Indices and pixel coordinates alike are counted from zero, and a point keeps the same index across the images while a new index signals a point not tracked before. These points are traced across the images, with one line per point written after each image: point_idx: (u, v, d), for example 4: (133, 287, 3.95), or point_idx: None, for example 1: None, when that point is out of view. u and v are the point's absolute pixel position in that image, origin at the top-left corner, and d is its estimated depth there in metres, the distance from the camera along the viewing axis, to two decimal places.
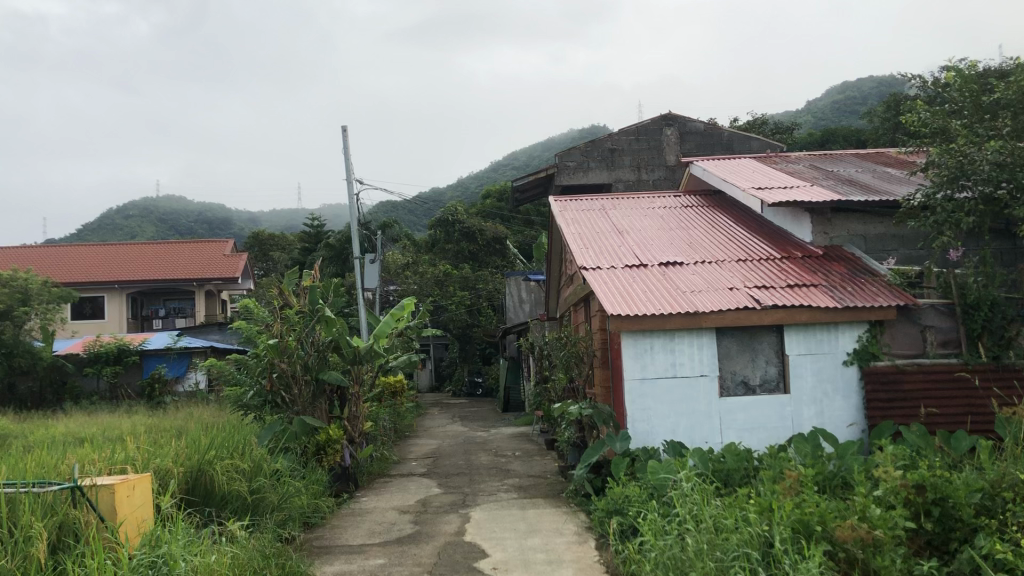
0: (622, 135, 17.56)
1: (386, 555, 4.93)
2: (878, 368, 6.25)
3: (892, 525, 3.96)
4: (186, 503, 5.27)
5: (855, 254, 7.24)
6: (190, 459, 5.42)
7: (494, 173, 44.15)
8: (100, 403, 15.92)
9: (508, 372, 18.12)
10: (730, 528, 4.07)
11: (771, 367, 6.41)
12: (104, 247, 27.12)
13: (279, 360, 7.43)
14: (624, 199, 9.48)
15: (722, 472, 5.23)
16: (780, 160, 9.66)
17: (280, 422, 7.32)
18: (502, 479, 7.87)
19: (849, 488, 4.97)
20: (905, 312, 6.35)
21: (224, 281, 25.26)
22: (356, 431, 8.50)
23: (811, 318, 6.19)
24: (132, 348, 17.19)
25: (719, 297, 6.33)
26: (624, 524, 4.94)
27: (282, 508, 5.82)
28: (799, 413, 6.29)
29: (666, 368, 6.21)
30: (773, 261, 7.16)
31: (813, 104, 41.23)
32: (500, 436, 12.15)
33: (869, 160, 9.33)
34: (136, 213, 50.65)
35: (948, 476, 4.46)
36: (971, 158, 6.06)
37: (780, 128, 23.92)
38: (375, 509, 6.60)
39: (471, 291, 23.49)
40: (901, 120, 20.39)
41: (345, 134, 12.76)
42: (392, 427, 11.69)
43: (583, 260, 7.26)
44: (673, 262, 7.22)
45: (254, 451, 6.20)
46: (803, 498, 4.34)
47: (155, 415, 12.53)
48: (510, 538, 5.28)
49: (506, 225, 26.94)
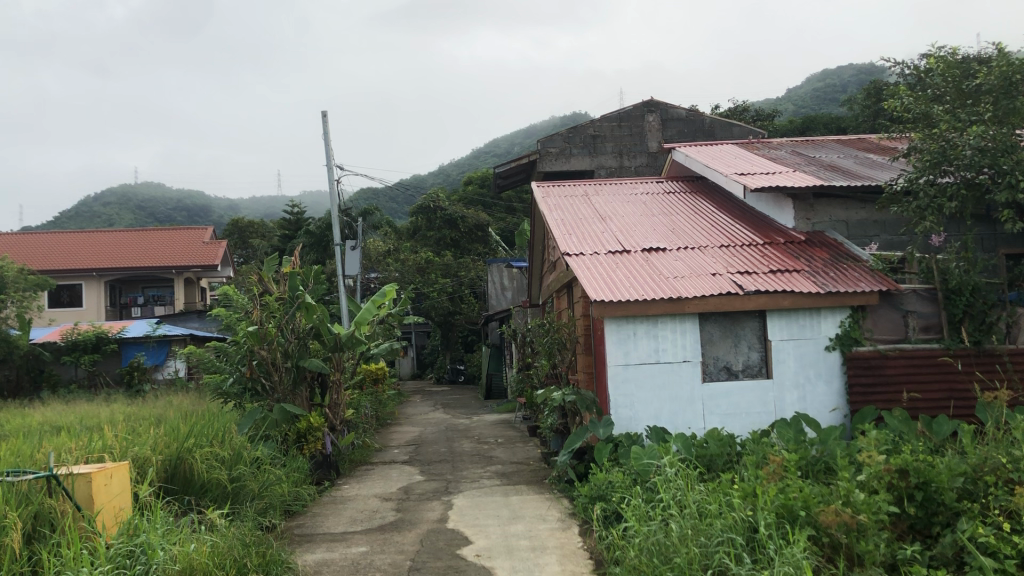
0: (604, 121, 17.52)
1: (369, 543, 4.89)
2: (860, 353, 6.25)
3: (875, 510, 3.97)
4: (165, 492, 5.20)
5: (838, 240, 7.24)
6: (169, 448, 5.35)
7: (476, 160, 43.99)
8: (77, 392, 15.75)
9: (490, 359, 18.11)
10: (714, 513, 4.06)
11: (754, 353, 6.40)
12: (81, 235, 26.81)
13: (260, 347, 7.35)
14: (607, 185, 9.45)
15: (705, 457, 5.22)
16: (763, 146, 9.64)
17: (261, 409, 7.26)
18: (485, 466, 7.84)
19: (832, 474, 4.97)
20: (887, 297, 6.36)
21: (204, 268, 25.05)
22: (337, 419, 8.44)
23: (794, 303, 6.18)
24: (110, 337, 17.03)
25: (702, 283, 6.31)
26: (607, 510, 4.91)
27: (263, 497, 5.76)
28: (782, 398, 6.29)
29: (649, 354, 6.19)
30: (756, 247, 7.15)
31: (793, 92, 41.43)
32: (482, 424, 12.13)
33: (852, 146, 9.34)
34: (114, 200, 50.10)
35: (931, 460, 4.46)
36: (954, 144, 6.07)
37: (761, 115, 24.00)
38: (357, 497, 6.56)
39: (452, 278, 23.42)
40: (882, 108, 20.46)
41: (324, 119, 12.64)
42: (374, 414, 11.65)
43: (566, 246, 7.22)
44: (656, 248, 7.19)
45: (235, 439, 6.13)
46: (786, 483, 4.33)
47: (135, 403, 12.44)
48: (493, 524, 5.26)
49: (488, 212, 26.88)
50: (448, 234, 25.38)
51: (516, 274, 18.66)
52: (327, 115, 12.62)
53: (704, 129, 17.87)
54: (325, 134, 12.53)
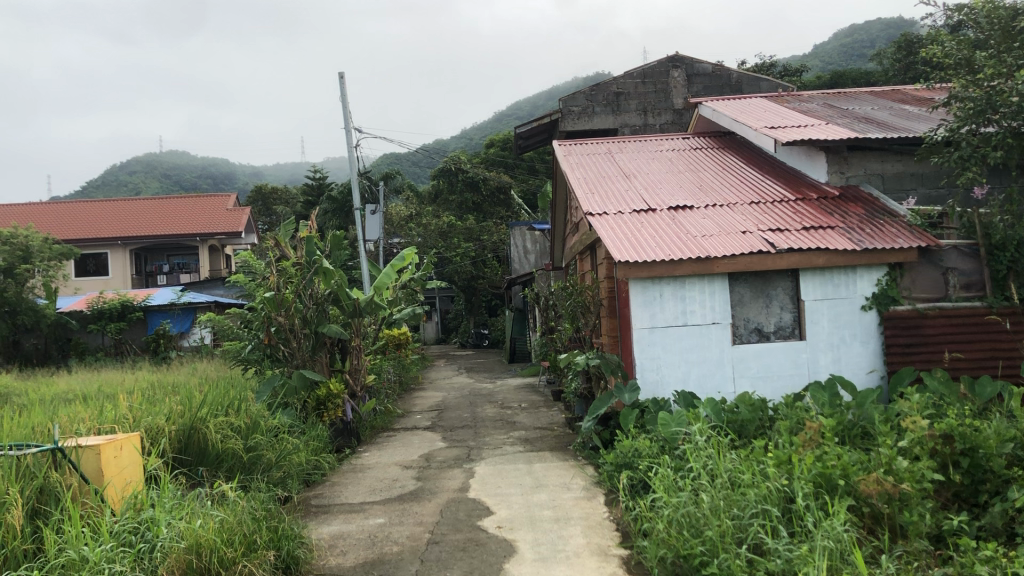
0: (628, 78, 17.14)
1: (386, 514, 4.73)
2: (898, 312, 5.98)
3: (919, 478, 3.75)
4: (178, 463, 5.07)
5: (873, 195, 6.94)
6: (183, 417, 5.21)
7: (498, 123, 43.59)
8: (104, 360, 15.78)
9: (514, 323, 17.95)
10: (747, 483, 3.85)
11: (786, 314, 6.15)
12: (104, 203, 26.82)
13: (277, 314, 7.19)
14: (631, 142, 9.16)
15: (735, 423, 5.01)
16: (793, 99, 9.29)
17: (279, 376, 7.12)
18: (509, 432, 7.67)
19: (870, 439, 4.74)
20: (927, 254, 6.05)
21: (228, 235, 25.01)
22: (357, 385, 8.29)
23: (829, 260, 5.91)
24: (135, 305, 17.03)
25: (731, 241, 6.04)
26: (634, 478, 4.70)
27: (280, 467, 5.62)
28: (816, 360, 6.04)
29: (677, 316, 5.96)
30: (788, 203, 6.86)
31: (820, 48, 40.67)
32: (506, 388, 11.96)
33: (886, 97, 8.97)
34: (139, 170, 50.22)
35: (977, 424, 4.21)
36: (1000, 89, 5.72)
37: (789, 71, 23.50)
38: (377, 465, 6.42)
39: (476, 242, 23.19)
40: (915, 59, 19.89)
41: (342, 80, 12.39)
42: (396, 379, 11.53)
43: (588, 206, 6.96)
44: (683, 206, 6.92)
45: (251, 407, 5.99)
46: (824, 450, 4.10)
47: (159, 371, 12.40)
48: (516, 494, 5.08)
49: (511, 175, 26.58)
50: (470, 198, 25.22)
51: (539, 237, 18.43)
52: (344, 76, 12.37)
53: (730, 84, 17.45)
54: (343, 96, 12.28)
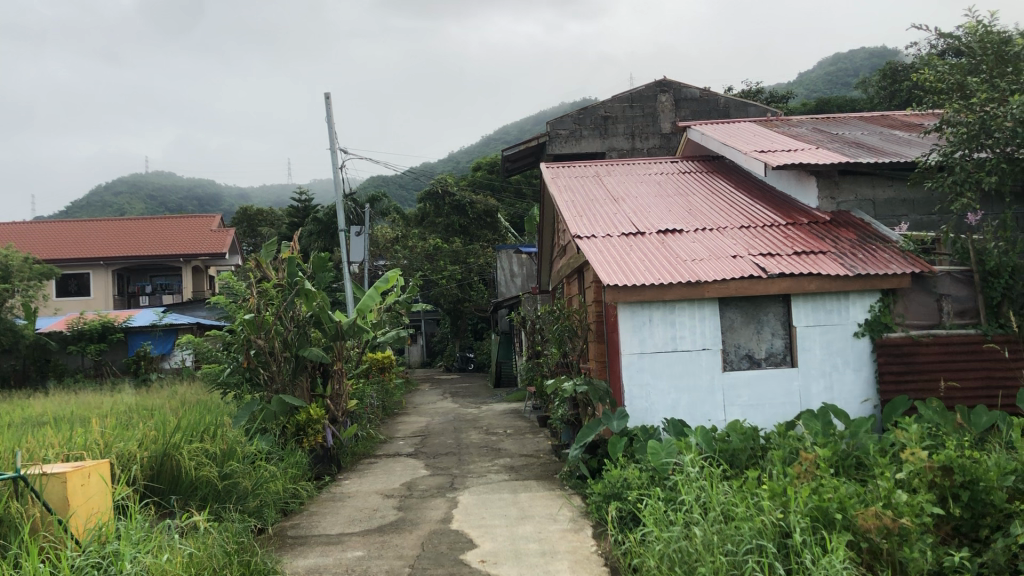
0: (615, 102, 17.10)
1: (365, 547, 4.55)
2: (892, 339, 5.87)
3: (918, 512, 3.62)
4: (150, 491, 4.89)
5: (864, 220, 6.85)
6: (156, 443, 5.04)
7: (485, 147, 43.63)
8: (83, 382, 15.49)
9: (499, 347, 17.79)
10: (742, 516, 3.70)
11: (778, 340, 6.03)
12: (86, 223, 26.56)
13: (256, 336, 7.01)
14: (619, 166, 9.06)
15: (727, 452, 4.86)
16: (782, 124, 9.23)
17: (258, 401, 6.94)
18: (493, 459, 7.50)
19: (865, 469, 4.61)
20: (920, 280, 5.97)
21: (212, 256, 24.78)
22: (339, 410, 8.11)
23: (821, 286, 5.80)
24: (116, 326, 16.76)
25: (722, 266, 5.93)
26: (623, 510, 4.54)
27: (255, 496, 5.43)
28: (808, 388, 5.91)
29: (666, 342, 5.83)
30: (778, 227, 6.77)
31: (805, 76, 40.96)
32: (491, 413, 11.79)
33: (875, 123, 8.92)
34: (124, 190, 49.89)
35: (976, 456, 4.08)
36: (994, 113, 5.64)
37: (775, 98, 23.60)
38: (357, 494, 6.23)
39: (462, 265, 23.05)
40: (900, 87, 19.97)
41: (327, 100, 12.26)
42: (379, 403, 11.34)
43: (577, 229, 6.84)
44: (672, 229, 6.81)
45: (227, 433, 5.81)
46: (819, 482, 3.96)
47: (138, 393, 12.16)
48: (500, 525, 4.90)
49: (498, 198, 26.51)
50: (457, 221, 25.14)
51: (525, 260, 18.32)
52: (329, 97, 12.25)
53: (718, 110, 17.44)
54: (329, 116, 12.15)
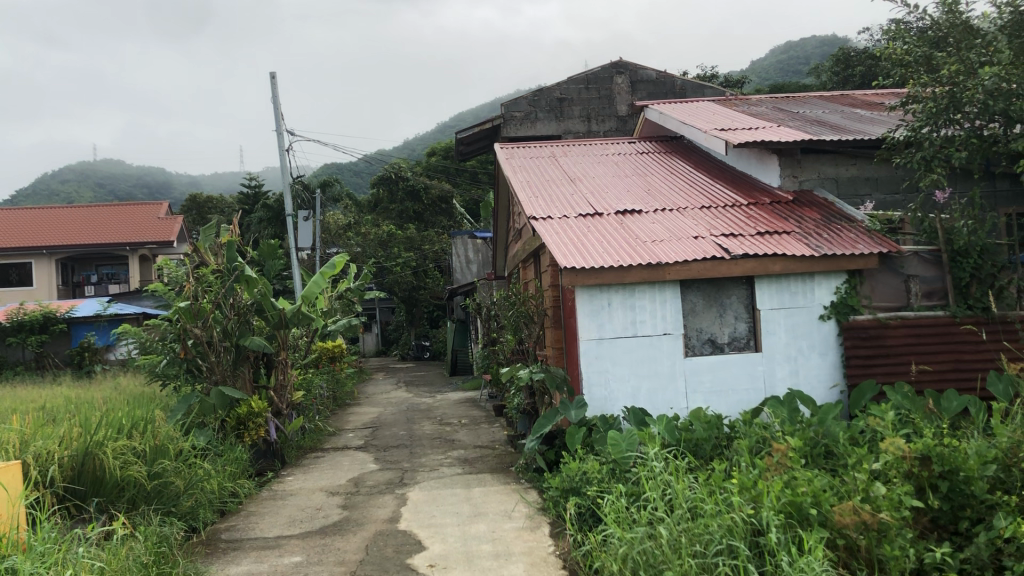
0: (571, 84, 16.80)
1: (304, 551, 4.21)
2: (858, 322, 5.65)
3: (897, 506, 3.38)
4: (69, 494, 4.48)
5: (828, 199, 6.63)
6: (77, 442, 4.61)
7: (440, 133, 43.13)
8: (23, 375, 14.81)
9: (455, 335, 17.44)
10: (710, 512, 3.44)
11: (741, 324, 5.78)
12: (28, 211, 25.63)
13: (193, 326, 6.59)
14: (576, 146, 8.76)
15: (691, 442, 4.61)
16: (742, 103, 8.98)
17: (195, 394, 6.54)
18: (446, 452, 7.16)
19: (834, 459, 4.37)
20: (886, 260, 5.76)
21: (159, 244, 24.06)
22: (283, 403, 7.71)
23: (786, 267, 5.56)
24: (59, 317, 16.11)
25: (684, 246, 5.66)
26: (582, 507, 4.25)
27: (189, 496, 5.04)
28: (772, 374, 5.68)
29: (626, 327, 5.54)
30: (740, 207, 6.52)
31: (757, 63, 41.10)
32: (445, 402, 11.46)
33: (836, 101, 8.73)
34: (70, 179, 48.50)
35: (955, 444, 3.84)
36: (964, 86, 5.43)
37: (730, 82, 23.54)
38: (300, 491, 5.88)
39: (416, 252, 22.58)
40: (852, 72, 20.02)
41: (273, 79, 11.78)
42: (329, 394, 10.95)
43: (532, 210, 6.52)
44: (630, 210, 6.53)
45: (158, 427, 5.41)
46: (793, 474, 3.70)
47: (79, 386, 11.64)
48: (451, 524, 4.59)
49: (453, 183, 26.12)
50: (411, 207, 24.73)
51: (480, 246, 17.98)
52: (275, 76, 11.79)
53: (674, 92, 17.25)
54: (275, 96, 11.68)
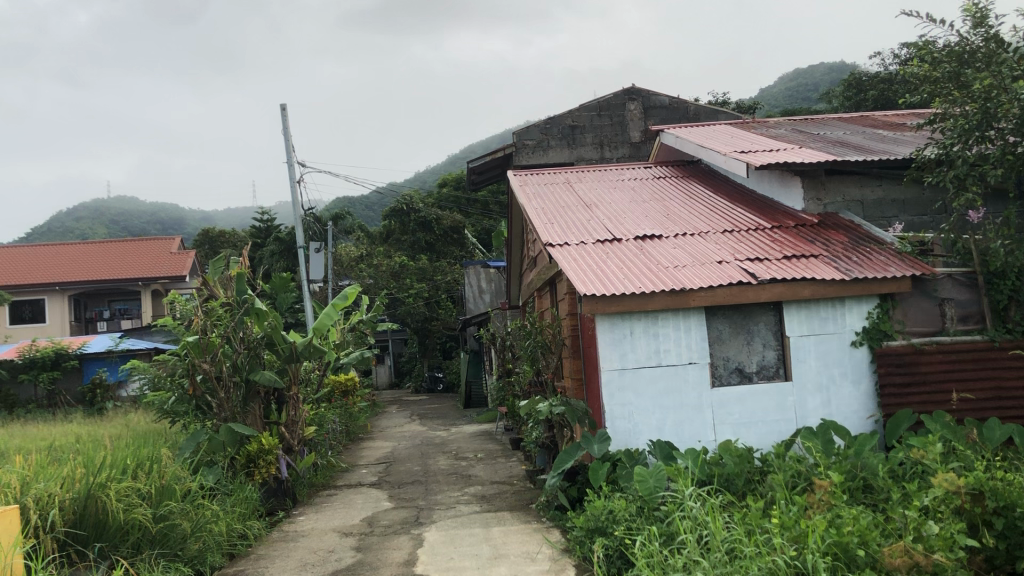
0: (583, 111, 16.69)
1: None
2: (892, 349, 5.41)
3: (951, 545, 3.14)
4: (69, 540, 4.26)
5: (855, 222, 6.42)
6: (80, 483, 4.40)
7: (451, 164, 43.18)
8: (35, 412, 14.66)
9: (469, 366, 17.20)
10: (750, 555, 3.21)
11: (769, 352, 5.56)
12: (42, 248, 25.63)
13: (202, 360, 6.37)
14: (590, 171, 8.58)
15: (723, 477, 4.38)
16: (760, 125, 8.80)
17: (204, 431, 6.36)
18: (463, 488, 6.93)
19: (875, 493, 4.14)
20: (920, 284, 5.54)
21: (171, 278, 23.97)
22: (294, 439, 7.48)
23: (816, 292, 5.34)
24: (71, 353, 15.97)
25: (708, 272, 5.46)
26: (611, 548, 4.01)
27: (196, 539, 4.83)
28: (803, 403, 5.44)
29: (650, 356, 5.32)
30: (763, 231, 6.32)
31: (767, 91, 41.08)
32: (461, 435, 11.22)
33: (856, 123, 8.55)
34: (85, 216, 48.77)
35: (1009, 477, 3.60)
36: (998, 101, 5.23)
37: (742, 109, 23.42)
38: (312, 532, 5.65)
39: (428, 283, 22.42)
40: (865, 97, 19.86)
41: (284, 111, 11.69)
42: (342, 428, 10.72)
43: (548, 236, 6.33)
44: (650, 235, 6.34)
45: (165, 466, 5.20)
46: (836, 512, 3.47)
47: (89, 423, 11.45)
48: (470, 568, 4.35)
49: (465, 214, 26.03)
50: (423, 237, 24.58)
51: (493, 276, 17.79)
52: (286, 107, 11.72)
53: (687, 117, 17.11)
54: (285, 128, 11.57)
